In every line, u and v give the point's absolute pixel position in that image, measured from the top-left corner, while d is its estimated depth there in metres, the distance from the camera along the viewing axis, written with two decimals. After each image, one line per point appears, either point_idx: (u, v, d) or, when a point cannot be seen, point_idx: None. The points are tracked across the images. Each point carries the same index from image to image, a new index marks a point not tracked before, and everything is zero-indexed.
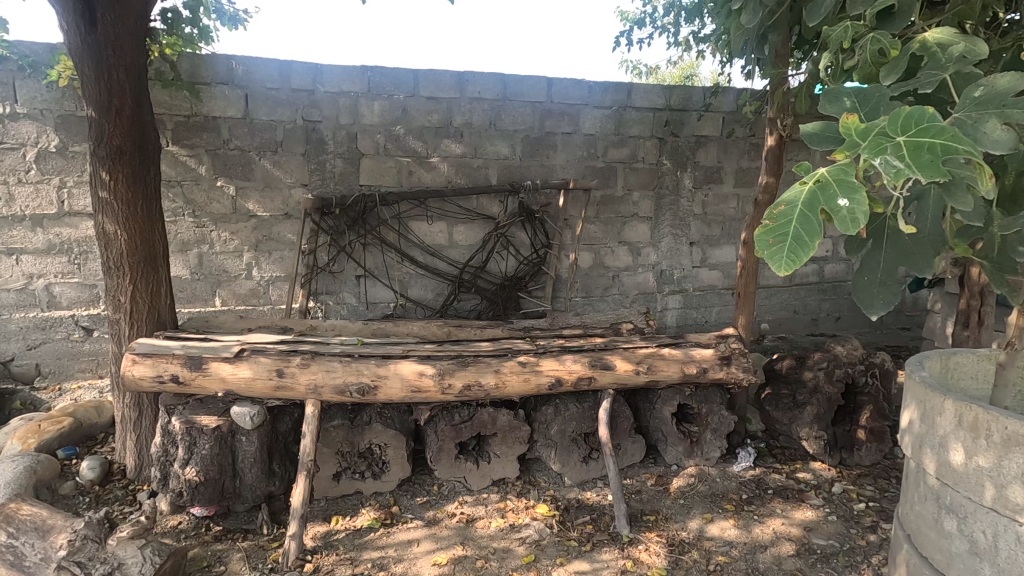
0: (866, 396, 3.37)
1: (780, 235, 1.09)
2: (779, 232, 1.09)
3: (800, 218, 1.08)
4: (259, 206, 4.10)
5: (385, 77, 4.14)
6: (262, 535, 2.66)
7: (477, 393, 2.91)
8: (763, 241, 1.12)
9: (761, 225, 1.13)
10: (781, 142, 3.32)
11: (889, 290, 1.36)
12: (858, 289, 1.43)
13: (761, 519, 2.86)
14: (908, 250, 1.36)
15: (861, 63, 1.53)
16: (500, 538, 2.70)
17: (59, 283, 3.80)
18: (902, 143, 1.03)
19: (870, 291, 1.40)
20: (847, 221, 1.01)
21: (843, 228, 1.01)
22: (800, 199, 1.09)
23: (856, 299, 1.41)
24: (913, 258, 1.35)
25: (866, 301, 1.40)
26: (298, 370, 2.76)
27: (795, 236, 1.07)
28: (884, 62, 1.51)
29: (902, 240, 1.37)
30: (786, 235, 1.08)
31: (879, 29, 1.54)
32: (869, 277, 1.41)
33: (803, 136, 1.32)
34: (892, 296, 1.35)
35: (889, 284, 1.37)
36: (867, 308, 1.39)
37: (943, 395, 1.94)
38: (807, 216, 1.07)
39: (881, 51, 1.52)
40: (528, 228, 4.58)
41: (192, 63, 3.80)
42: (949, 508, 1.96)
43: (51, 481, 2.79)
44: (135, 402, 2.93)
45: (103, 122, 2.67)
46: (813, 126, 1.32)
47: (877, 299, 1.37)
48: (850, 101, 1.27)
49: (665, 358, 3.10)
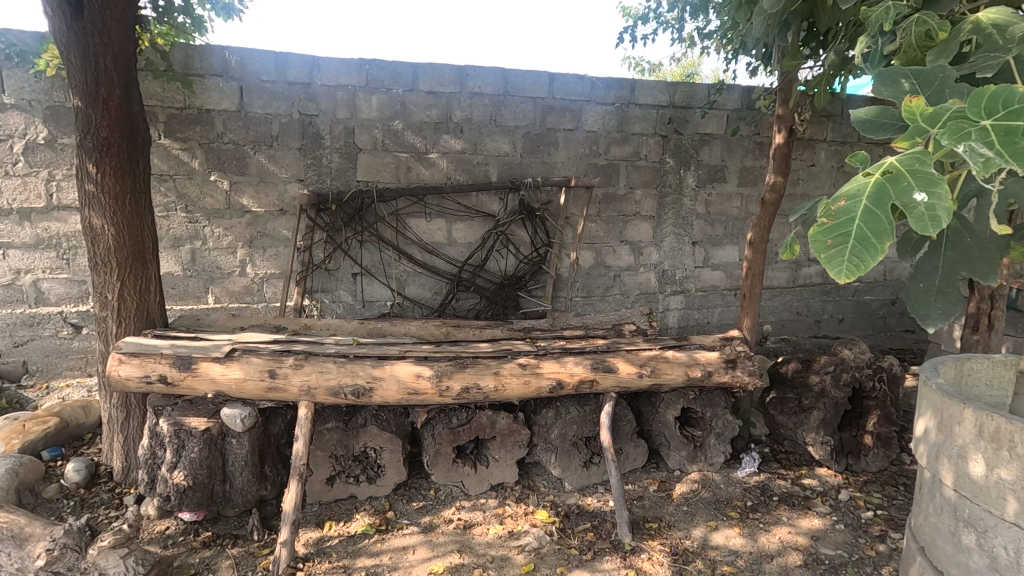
0: (873, 401, 3.29)
1: (841, 235, 1.06)
2: (840, 232, 1.06)
3: (865, 216, 1.05)
4: (254, 201, 4.01)
5: (383, 70, 4.05)
6: (253, 541, 2.57)
7: (476, 395, 2.82)
8: (820, 240, 1.09)
9: (817, 222, 1.10)
10: (790, 141, 3.24)
11: (947, 298, 1.35)
12: (911, 295, 1.42)
13: (767, 527, 2.78)
14: (969, 253, 1.34)
15: (905, 47, 1.52)
16: (499, 546, 2.61)
17: (47, 279, 3.70)
18: (988, 128, 0.98)
19: (925, 298, 1.39)
20: (922, 219, 0.99)
21: (918, 225, 0.99)
22: (865, 193, 1.06)
23: (911, 309, 1.40)
24: (976, 263, 1.32)
25: (921, 310, 1.39)
26: (291, 371, 2.67)
27: (860, 235, 1.04)
28: (930, 45, 1.50)
29: (964, 242, 1.35)
30: (849, 234, 1.05)
31: (924, 10, 1.52)
32: (924, 283, 1.39)
33: (857, 125, 1.30)
34: (950, 305, 1.34)
35: (947, 291, 1.35)
36: (923, 317, 1.39)
37: (964, 403, 1.86)
38: (872, 213, 1.04)
39: (926, 33, 1.50)
40: (528, 226, 4.49)
41: (185, 54, 3.70)
42: (968, 522, 1.89)
43: (34, 483, 2.70)
44: (123, 403, 2.84)
45: (90, 112, 2.56)
46: (868, 114, 1.30)
47: (933, 308, 1.37)
48: (908, 83, 1.23)
49: (670, 361, 3.02)
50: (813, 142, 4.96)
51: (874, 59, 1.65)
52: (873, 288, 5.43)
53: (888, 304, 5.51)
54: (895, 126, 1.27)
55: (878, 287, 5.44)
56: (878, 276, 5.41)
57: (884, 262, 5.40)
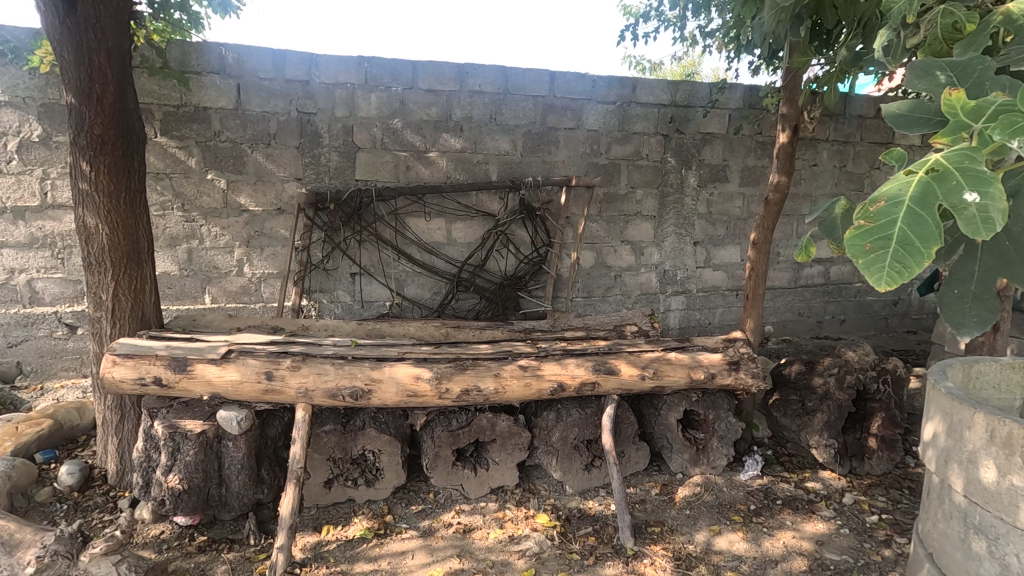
0: (877, 403, 3.26)
1: (881, 238, 1.10)
2: (881, 236, 1.11)
3: (907, 219, 1.09)
4: (252, 200, 3.97)
5: (382, 68, 4.00)
6: (249, 546, 2.52)
7: (476, 398, 2.78)
8: (859, 242, 1.13)
9: (856, 225, 1.15)
10: (794, 141, 3.21)
11: (982, 304, 1.41)
12: (944, 302, 1.47)
13: (771, 532, 2.74)
14: (1005, 258, 1.38)
15: (930, 40, 1.53)
16: (499, 550, 2.57)
17: (42, 279, 3.66)
18: None
19: (960, 305, 1.45)
20: (969, 222, 1.03)
21: (965, 229, 1.03)
22: (908, 197, 1.11)
23: (946, 315, 1.46)
24: (1014, 267, 1.36)
25: (956, 316, 1.45)
26: (288, 373, 2.63)
27: (903, 238, 1.08)
28: (956, 37, 1.51)
29: (1001, 247, 1.38)
30: (890, 237, 1.09)
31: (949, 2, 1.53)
32: (958, 289, 1.45)
33: (889, 118, 1.38)
34: (985, 312, 1.40)
35: (983, 297, 1.41)
36: (958, 325, 1.45)
37: (974, 408, 1.83)
38: (915, 217, 1.08)
39: (953, 24, 1.51)
40: (528, 226, 4.45)
41: (182, 51, 3.65)
42: (978, 529, 1.85)
43: (27, 487, 2.65)
44: (118, 405, 2.80)
45: (84, 109, 2.52)
46: (902, 108, 1.38)
47: (968, 315, 1.43)
48: (942, 75, 1.31)
49: (672, 363, 2.98)
50: (815, 141, 4.93)
51: (896, 52, 1.67)
52: (875, 289, 5.40)
53: (890, 305, 5.47)
54: (930, 120, 1.34)
55: (880, 288, 5.41)
56: None
57: None
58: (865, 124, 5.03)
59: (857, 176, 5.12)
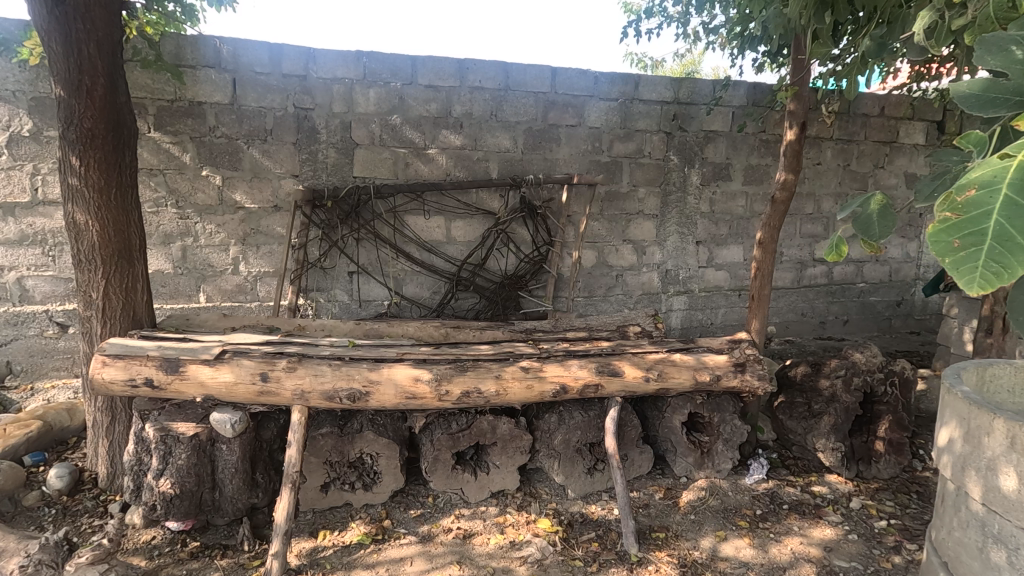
0: (884, 405, 3.20)
1: (972, 235, 0.95)
2: (971, 232, 0.95)
3: (1004, 212, 0.92)
4: (248, 197, 3.89)
5: (381, 63, 3.93)
6: (243, 552, 2.45)
7: (476, 400, 2.71)
8: (945, 239, 0.98)
9: (940, 219, 0.99)
10: (801, 138, 3.15)
11: None
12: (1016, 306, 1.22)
13: (778, 537, 2.68)
14: None
15: (981, 20, 1.53)
16: (500, 557, 2.51)
17: (32, 277, 3.58)
18: None
19: None
20: None
21: None
22: (1006, 185, 0.93)
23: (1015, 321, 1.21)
24: None
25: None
26: (284, 374, 2.56)
27: (999, 236, 0.92)
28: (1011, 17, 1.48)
29: None
30: (984, 234, 0.94)
31: None
32: None
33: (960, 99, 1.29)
34: None
35: None
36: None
37: (993, 413, 1.76)
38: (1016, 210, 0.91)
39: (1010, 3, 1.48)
40: (529, 225, 4.38)
41: (176, 44, 3.58)
42: (997, 538, 1.80)
43: (14, 491, 2.58)
44: (108, 406, 2.73)
45: (73, 102, 2.44)
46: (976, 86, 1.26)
47: None
48: (1019, 51, 1.17)
49: (677, 364, 2.92)
50: (819, 140, 4.87)
51: (943, 34, 1.73)
52: (878, 289, 5.34)
53: (894, 305, 5.42)
54: (1007, 101, 1.20)
55: (884, 288, 5.36)
56: (883, 277, 5.34)
57: (890, 262, 5.32)
58: (869, 123, 4.97)
59: (862, 175, 5.06)
